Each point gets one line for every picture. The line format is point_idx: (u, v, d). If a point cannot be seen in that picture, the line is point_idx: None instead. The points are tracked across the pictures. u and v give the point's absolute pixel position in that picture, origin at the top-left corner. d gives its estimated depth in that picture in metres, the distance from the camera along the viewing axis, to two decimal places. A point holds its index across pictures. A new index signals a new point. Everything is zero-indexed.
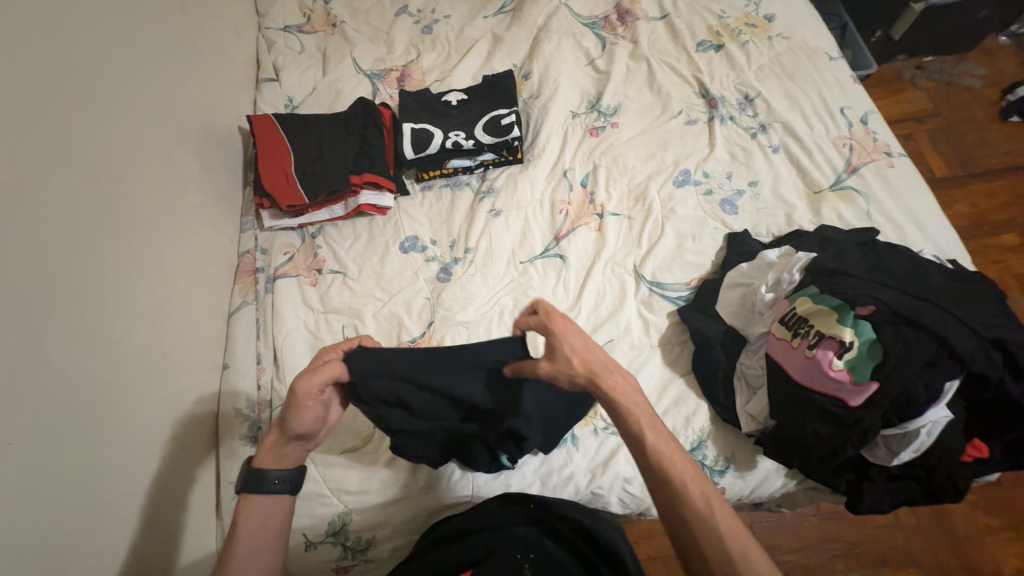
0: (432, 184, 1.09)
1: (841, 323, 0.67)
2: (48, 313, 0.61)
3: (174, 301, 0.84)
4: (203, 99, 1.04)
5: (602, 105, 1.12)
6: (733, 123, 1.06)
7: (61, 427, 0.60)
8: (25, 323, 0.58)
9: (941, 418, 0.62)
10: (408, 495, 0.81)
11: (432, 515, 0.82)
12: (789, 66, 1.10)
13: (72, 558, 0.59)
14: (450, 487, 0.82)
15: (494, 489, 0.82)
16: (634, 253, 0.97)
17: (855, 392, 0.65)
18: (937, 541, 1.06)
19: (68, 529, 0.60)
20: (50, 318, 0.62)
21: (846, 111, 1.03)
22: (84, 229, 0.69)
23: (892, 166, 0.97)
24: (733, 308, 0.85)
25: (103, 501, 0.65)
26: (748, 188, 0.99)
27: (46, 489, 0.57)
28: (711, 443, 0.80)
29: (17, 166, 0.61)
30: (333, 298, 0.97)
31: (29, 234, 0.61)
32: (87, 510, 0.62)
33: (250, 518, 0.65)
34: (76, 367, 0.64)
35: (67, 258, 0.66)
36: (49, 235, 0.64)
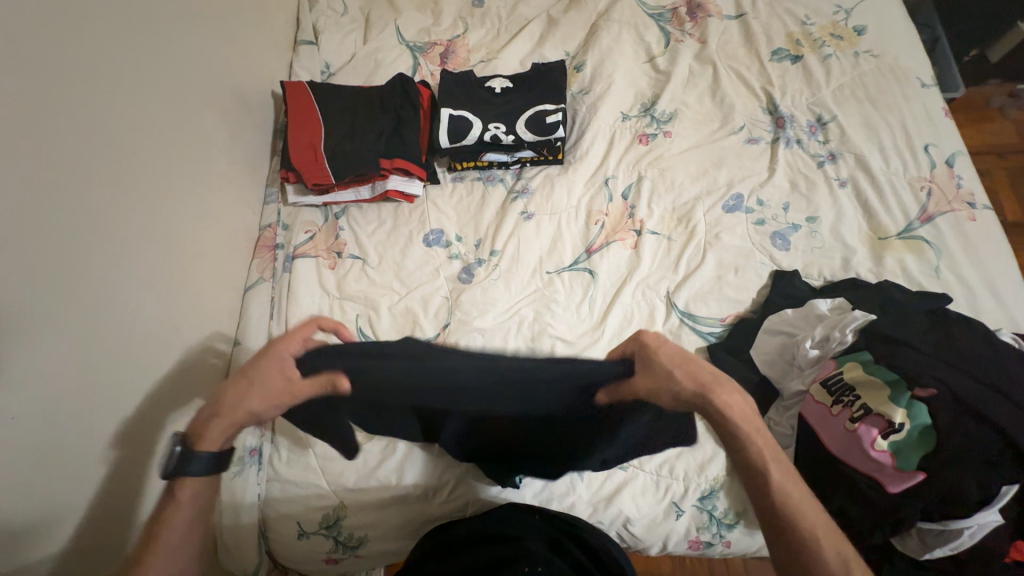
0: (464, 175, 1.03)
1: (893, 401, 0.60)
2: (58, 284, 0.59)
3: (192, 274, 0.82)
4: (237, 60, 0.99)
5: (657, 111, 1.03)
6: (799, 148, 0.96)
7: (67, 402, 0.60)
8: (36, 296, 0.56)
9: (990, 521, 0.57)
10: (406, 500, 0.80)
11: (427, 522, 0.81)
12: (873, 89, 0.98)
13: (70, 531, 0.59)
14: (449, 497, 0.80)
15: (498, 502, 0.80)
16: (668, 278, 0.91)
17: (896, 478, 0.59)
18: None
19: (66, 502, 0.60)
20: (61, 290, 0.60)
21: (931, 149, 0.92)
22: (103, 197, 0.66)
23: (974, 219, 0.87)
24: (770, 357, 0.78)
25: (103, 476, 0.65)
26: (805, 223, 0.91)
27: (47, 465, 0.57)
28: (722, 495, 0.77)
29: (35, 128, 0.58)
30: (350, 285, 0.94)
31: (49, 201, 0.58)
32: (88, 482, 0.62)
33: (189, 502, 0.63)
34: (86, 341, 0.63)
35: (82, 227, 0.63)
36: (66, 202, 0.61)
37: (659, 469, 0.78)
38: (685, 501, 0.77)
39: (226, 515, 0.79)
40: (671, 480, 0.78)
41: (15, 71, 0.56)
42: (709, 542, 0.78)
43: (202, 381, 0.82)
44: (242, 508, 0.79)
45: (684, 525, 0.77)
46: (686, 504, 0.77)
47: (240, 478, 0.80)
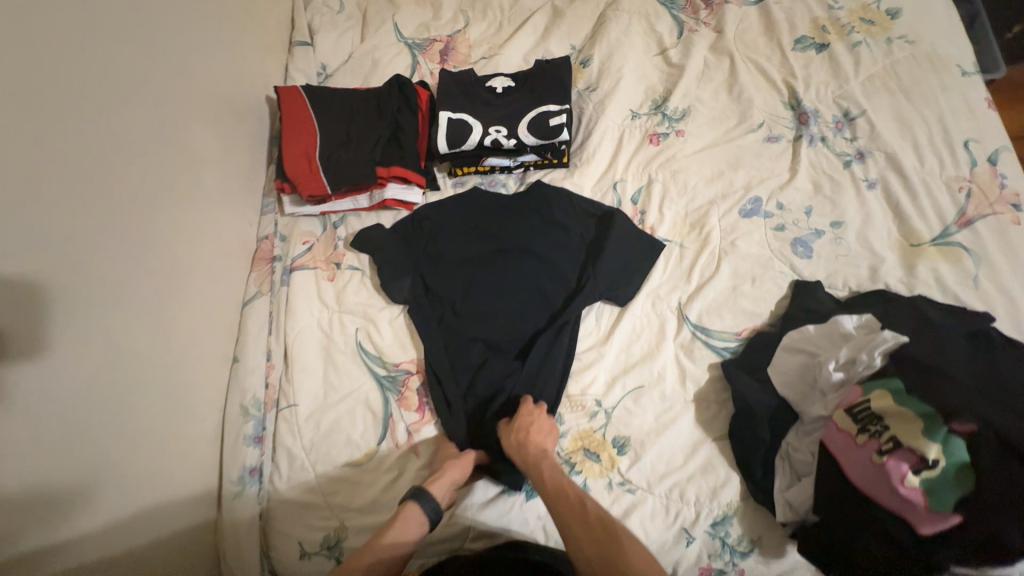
0: (465, 180, 0.99)
1: (928, 435, 0.55)
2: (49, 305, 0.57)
3: (188, 296, 0.80)
4: (230, 68, 0.95)
5: (669, 108, 0.96)
6: (825, 146, 0.89)
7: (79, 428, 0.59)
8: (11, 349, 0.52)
9: None
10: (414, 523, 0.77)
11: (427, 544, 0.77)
12: (907, 79, 0.90)
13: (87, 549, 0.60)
14: (440, 534, 0.77)
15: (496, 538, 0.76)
16: (680, 288, 0.87)
17: (927, 519, 0.55)
18: None
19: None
20: (42, 332, 0.56)
21: (972, 145, 0.84)
22: (77, 224, 0.61)
23: (1019, 223, 0.79)
24: (789, 377, 0.73)
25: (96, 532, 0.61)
26: (830, 229, 0.84)
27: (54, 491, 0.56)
28: (736, 521, 0.73)
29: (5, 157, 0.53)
30: (349, 297, 0.92)
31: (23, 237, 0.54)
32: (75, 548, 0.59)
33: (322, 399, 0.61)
34: (77, 386, 0.59)
35: (59, 264, 0.58)
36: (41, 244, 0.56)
37: (668, 493, 0.75)
38: (696, 527, 0.73)
39: (227, 533, 0.78)
40: (682, 504, 0.74)
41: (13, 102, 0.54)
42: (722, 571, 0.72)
43: (199, 407, 0.79)
44: (243, 531, 0.78)
45: (695, 551, 0.73)
46: (697, 530, 0.73)
47: (241, 499, 0.79)
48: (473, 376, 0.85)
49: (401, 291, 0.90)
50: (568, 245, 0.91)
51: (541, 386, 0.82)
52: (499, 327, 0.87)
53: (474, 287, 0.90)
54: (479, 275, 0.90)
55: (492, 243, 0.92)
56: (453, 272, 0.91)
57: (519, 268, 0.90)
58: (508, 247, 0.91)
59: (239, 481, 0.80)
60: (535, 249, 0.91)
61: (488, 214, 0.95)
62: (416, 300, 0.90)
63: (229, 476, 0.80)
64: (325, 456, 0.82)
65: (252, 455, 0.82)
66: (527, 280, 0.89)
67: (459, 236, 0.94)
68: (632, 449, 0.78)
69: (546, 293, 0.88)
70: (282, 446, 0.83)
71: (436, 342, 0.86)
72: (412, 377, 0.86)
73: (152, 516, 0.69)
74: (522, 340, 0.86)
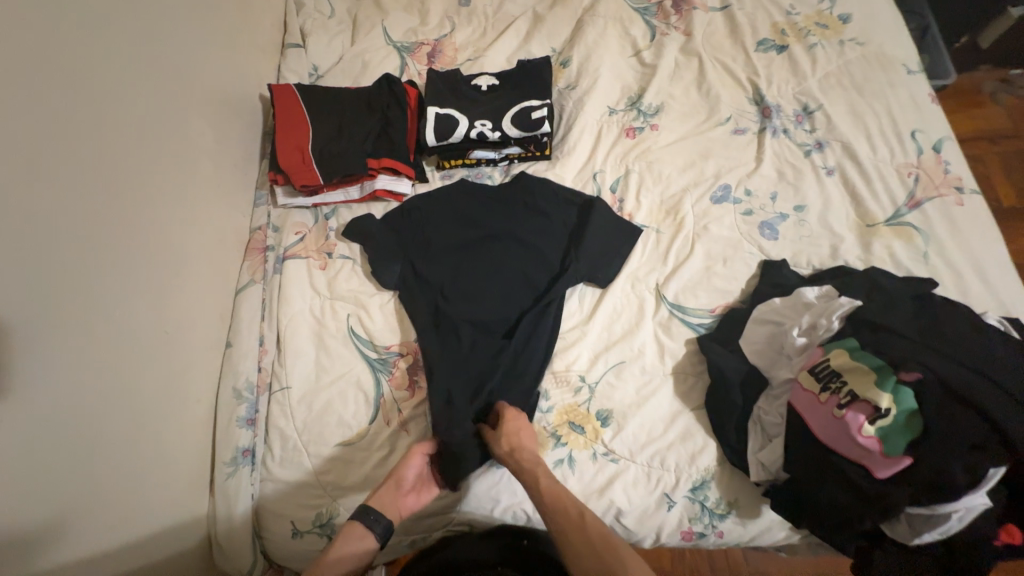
0: (453, 173, 1.04)
1: (879, 386, 0.60)
2: (44, 276, 0.59)
3: (182, 280, 0.82)
4: (224, 66, 1.00)
5: (644, 104, 1.03)
6: (786, 137, 0.96)
7: (75, 397, 0.61)
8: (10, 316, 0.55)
9: (977, 504, 0.57)
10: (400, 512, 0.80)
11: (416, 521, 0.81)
12: (858, 77, 0.98)
13: (79, 516, 0.61)
14: (429, 517, 0.81)
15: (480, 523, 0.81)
16: (657, 270, 0.91)
17: (883, 464, 0.60)
18: None
19: (46, 544, 0.57)
20: (41, 303, 0.58)
21: (918, 135, 0.92)
22: (76, 204, 0.64)
23: (962, 204, 0.87)
24: (759, 346, 0.78)
25: (94, 501, 0.63)
26: (793, 212, 0.91)
27: (50, 456, 0.58)
28: (714, 485, 0.76)
29: (9, 136, 0.57)
30: (340, 285, 0.95)
31: (23, 212, 0.57)
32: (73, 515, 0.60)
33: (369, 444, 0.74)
34: (73, 357, 0.62)
35: (56, 239, 0.61)
36: (42, 219, 0.59)
37: (650, 460, 0.78)
38: (676, 492, 0.77)
39: (220, 514, 0.79)
40: (662, 471, 0.78)
41: (15, 84, 0.58)
42: (702, 533, 0.76)
43: (191, 390, 0.81)
44: (235, 510, 0.79)
45: (676, 516, 0.76)
46: (678, 495, 0.77)
47: (234, 479, 0.81)
48: (461, 356, 0.88)
49: (391, 278, 0.94)
50: (551, 231, 0.96)
51: (526, 364, 0.86)
52: (488, 311, 0.90)
53: (463, 272, 0.93)
54: (467, 261, 0.94)
55: (479, 232, 0.96)
56: (440, 259, 0.95)
57: (506, 255, 0.94)
58: (494, 234, 0.96)
59: (231, 461, 0.82)
60: (520, 235, 0.95)
61: (475, 203, 0.99)
62: (407, 286, 0.93)
63: (222, 457, 0.82)
64: (317, 437, 0.84)
65: (244, 436, 0.83)
66: (513, 265, 0.93)
67: (447, 225, 0.97)
68: (614, 420, 0.81)
69: (533, 277, 0.93)
70: (275, 428, 0.84)
71: (425, 325, 0.90)
72: (403, 359, 0.89)
73: (144, 493, 0.71)
74: (508, 323, 0.90)
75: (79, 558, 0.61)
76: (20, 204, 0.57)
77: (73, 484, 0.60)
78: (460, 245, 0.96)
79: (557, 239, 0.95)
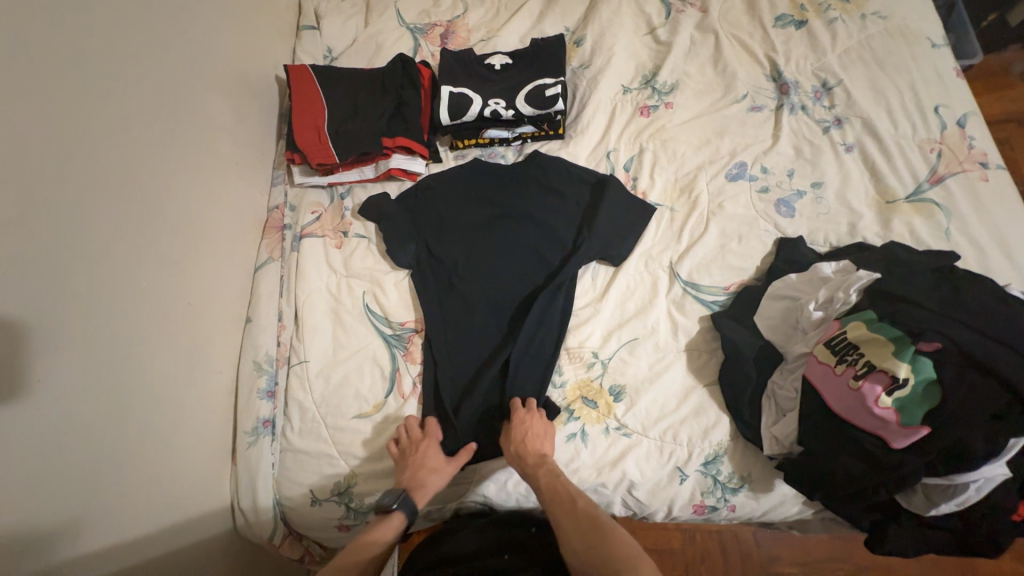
0: (466, 153, 1.05)
1: (897, 356, 0.60)
2: (72, 244, 0.62)
3: (203, 256, 0.85)
4: (241, 47, 1.01)
5: (658, 82, 1.02)
6: (804, 114, 0.95)
7: (103, 361, 0.64)
8: (41, 279, 0.57)
9: (998, 474, 0.57)
10: None
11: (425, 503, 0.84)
12: (880, 51, 0.96)
13: (111, 473, 0.64)
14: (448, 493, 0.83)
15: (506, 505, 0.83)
16: (672, 249, 0.91)
17: (900, 434, 0.60)
18: (946, 568, 1.05)
19: (80, 496, 0.60)
20: (68, 268, 0.61)
21: (942, 110, 0.90)
22: (100, 175, 0.67)
23: (986, 179, 0.85)
24: (774, 322, 0.78)
25: (123, 459, 0.66)
26: (810, 189, 0.90)
27: (81, 415, 0.61)
28: (727, 459, 0.77)
29: (38, 107, 0.59)
30: (356, 262, 0.96)
31: (52, 179, 0.60)
32: (105, 471, 0.63)
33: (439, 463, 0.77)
34: (100, 323, 0.64)
35: (82, 209, 0.64)
36: (69, 189, 0.62)
37: (662, 435, 0.79)
38: (689, 465, 0.77)
39: (243, 480, 0.82)
40: (675, 445, 0.78)
41: (42, 58, 0.60)
42: (714, 506, 0.77)
43: (212, 361, 0.84)
44: (257, 477, 0.82)
45: (688, 489, 0.77)
46: (690, 468, 0.77)
47: (255, 448, 0.84)
48: (475, 332, 0.89)
49: (406, 257, 0.95)
50: (563, 209, 0.96)
51: (540, 342, 0.86)
52: (502, 288, 0.91)
53: (477, 251, 0.94)
54: (480, 240, 0.95)
55: (492, 211, 0.97)
56: (453, 237, 0.96)
57: (519, 234, 0.94)
58: (507, 212, 0.96)
59: (252, 431, 0.84)
60: (533, 214, 0.95)
61: (488, 182, 0.99)
62: (420, 264, 0.94)
63: (244, 427, 0.84)
64: (335, 409, 0.86)
65: (265, 408, 0.86)
66: (528, 244, 0.94)
67: (459, 204, 0.98)
68: (627, 395, 0.82)
69: (547, 256, 0.93)
70: (294, 400, 0.87)
71: (439, 301, 0.91)
72: (418, 335, 0.90)
73: (170, 457, 0.74)
74: (521, 301, 0.90)
75: (111, 511, 0.64)
76: (50, 173, 0.60)
77: (103, 442, 0.64)
78: (473, 224, 0.96)
79: (570, 217, 0.95)
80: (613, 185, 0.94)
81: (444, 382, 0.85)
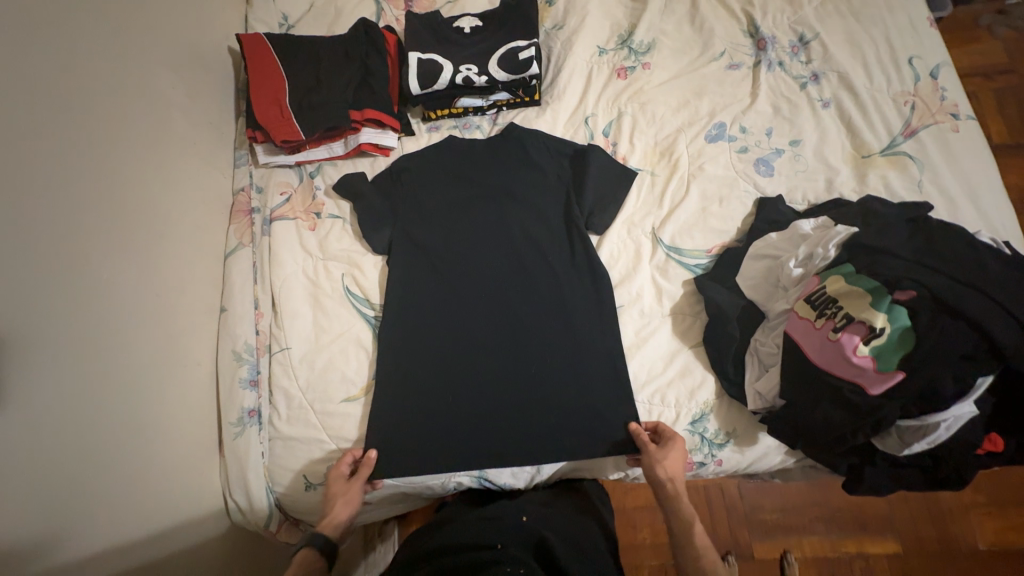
0: (440, 124, 1.00)
1: (874, 306, 0.62)
2: (21, 236, 0.57)
3: (168, 244, 0.80)
4: (187, 14, 0.93)
5: (635, 42, 0.99)
6: (782, 70, 0.93)
7: (71, 359, 0.61)
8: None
9: (965, 412, 0.60)
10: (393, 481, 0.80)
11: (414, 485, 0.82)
12: (856, 3, 0.95)
13: (95, 473, 0.62)
14: (439, 475, 0.80)
15: (504, 481, 0.82)
16: (654, 214, 0.90)
17: (877, 380, 0.62)
18: (913, 509, 1.12)
19: (69, 494, 0.59)
20: (19, 260, 0.56)
21: (915, 61, 0.90)
22: (45, 161, 0.61)
23: (957, 130, 0.86)
24: (755, 281, 0.79)
25: (109, 455, 0.64)
26: (788, 147, 0.89)
27: (54, 416, 0.58)
28: (713, 417, 0.79)
29: None
30: (332, 245, 0.93)
31: None
32: (91, 467, 0.61)
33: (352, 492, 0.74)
34: (63, 319, 0.60)
35: (28, 197, 0.59)
36: (13, 176, 0.57)
37: (651, 398, 0.81)
38: (677, 425, 0.79)
39: (233, 470, 0.81)
40: (663, 407, 0.80)
41: None
42: (702, 462, 0.79)
43: (189, 354, 0.81)
44: (247, 466, 0.81)
45: None
46: (678, 428, 0.79)
47: (242, 439, 0.82)
48: (460, 311, 0.87)
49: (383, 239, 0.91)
50: (537, 181, 0.93)
51: (534, 325, 0.85)
52: (483, 270, 0.89)
53: (454, 235, 0.91)
54: (458, 222, 0.92)
55: (465, 194, 0.93)
56: (428, 221, 0.92)
57: (497, 213, 0.92)
58: (482, 193, 0.93)
59: (238, 422, 0.82)
60: (508, 189, 0.93)
61: (460, 163, 0.95)
62: (394, 247, 0.90)
63: (228, 418, 0.82)
64: (321, 394, 0.84)
65: (248, 398, 0.84)
66: (510, 217, 0.91)
67: (431, 187, 0.94)
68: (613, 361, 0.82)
69: (527, 233, 0.90)
70: (279, 389, 0.85)
71: (418, 282, 0.88)
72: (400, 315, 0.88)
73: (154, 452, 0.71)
74: (509, 283, 0.88)
75: (99, 511, 0.62)
76: None
77: (85, 441, 0.61)
78: (446, 209, 0.93)
79: (550, 186, 0.92)
80: (592, 151, 0.92)
81: (432, 361, 0.85)
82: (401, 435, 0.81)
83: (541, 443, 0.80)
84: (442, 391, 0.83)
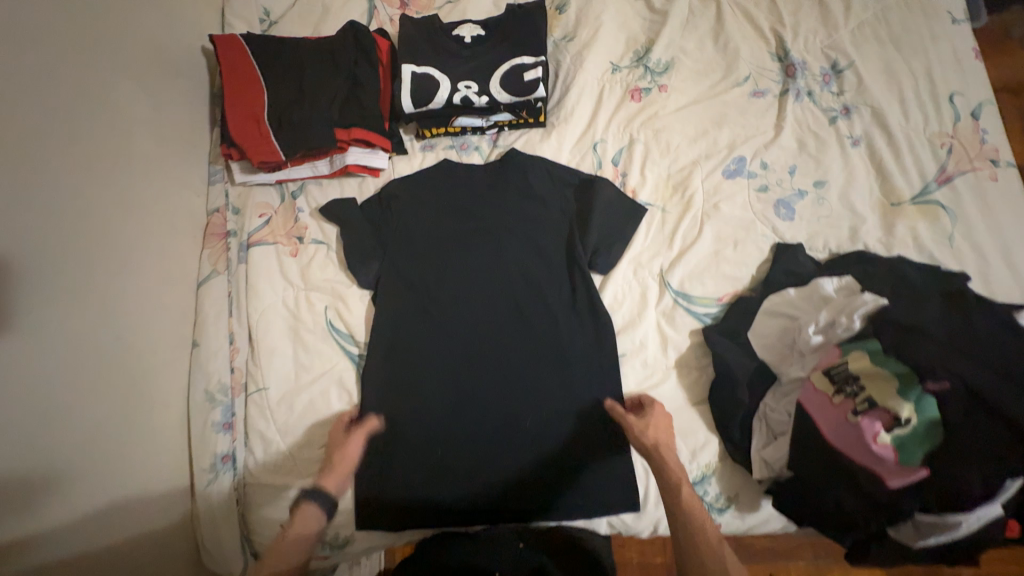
0: (435, 143, 0.92)
1: (900, 395, 0.57)
2: None
3: (133, 279, 0.73)
4: (154, 12, 0.83)
5: (652, 60, 0.90)
6: (811, 101, 0.86)
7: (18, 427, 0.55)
8: None
9: (991, 512, 0.56)
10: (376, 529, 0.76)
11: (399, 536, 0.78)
12: (895, 27, 0.86)
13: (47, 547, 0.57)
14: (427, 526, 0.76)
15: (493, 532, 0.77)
16: (663, 255, 0.84)
17: (896, 472, 0.57)
18: None
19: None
20: None
21: (956, 98, 0.82)
22: None
23: (995, 179, 0.79)
24: (769, 341, 0.74)
25: (63, 526, 0.59)
26: (812, 189, 0.82)
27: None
28: (715, 480, 0.74)
29: None
30: (315, 274, 0.86)
31: None
32: (43, 541, 0.56)
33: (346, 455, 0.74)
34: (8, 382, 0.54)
35: None
36: None
37: None
38: None
39: (205, 522, 0.76)
40: None
41: None
42: None
43: (157, 397, 0.75)
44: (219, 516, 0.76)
45: None
46: None
47: (216, 486, 0.77)
48: (452, 354, 0.81)
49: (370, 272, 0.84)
50: (540, 216, 0.86)
51: (531, 375, 0.80)
52: (478, 311, 0.83)
53: (447, 272, 0.84)
54: (452, 257, 0.85)
55: (462, 228, 0.86)
56: (419, 256, 0.85)
57: (495, 250, 0.85)
58: (480, 226, 0.86)
59: (211, 468, 0.77)
60: (508, 223, 0.86)
61: (459, 196, 0.87)
62: (382, 281, 0.84)
63: (200, 464, 0.77)
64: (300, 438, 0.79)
65: (222, 443, 0.78)
66: (509, 254, 0.85)
67: (426, 218, 0.86)
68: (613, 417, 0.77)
69: (527, 270, 0.84)
70: (253, 432, 0.79)
71: (407, 322, 0.82)
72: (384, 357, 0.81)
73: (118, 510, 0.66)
74: (505, 328, 0.82)
75: None
76: None
77: (35, 514, 0.56)
78: (439, 243, 0.86)
79: (554, 222, 0.85)
80: (599, 184, 0.84)
81: (420, 408, 0.79)
82: (384, 488, 0.76)
83: (534, 502, 0.76)
84: (428, 441, 0.78)
